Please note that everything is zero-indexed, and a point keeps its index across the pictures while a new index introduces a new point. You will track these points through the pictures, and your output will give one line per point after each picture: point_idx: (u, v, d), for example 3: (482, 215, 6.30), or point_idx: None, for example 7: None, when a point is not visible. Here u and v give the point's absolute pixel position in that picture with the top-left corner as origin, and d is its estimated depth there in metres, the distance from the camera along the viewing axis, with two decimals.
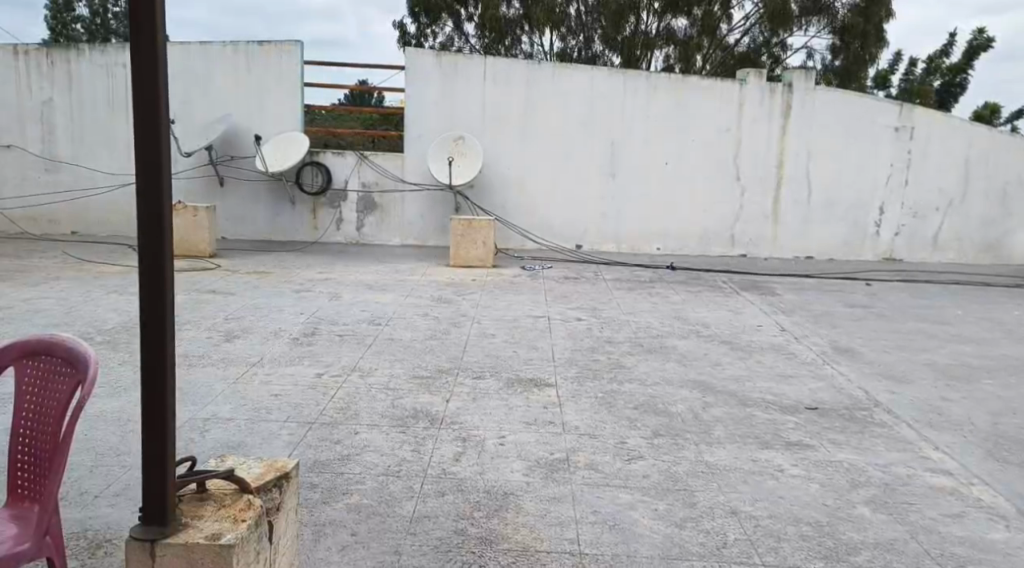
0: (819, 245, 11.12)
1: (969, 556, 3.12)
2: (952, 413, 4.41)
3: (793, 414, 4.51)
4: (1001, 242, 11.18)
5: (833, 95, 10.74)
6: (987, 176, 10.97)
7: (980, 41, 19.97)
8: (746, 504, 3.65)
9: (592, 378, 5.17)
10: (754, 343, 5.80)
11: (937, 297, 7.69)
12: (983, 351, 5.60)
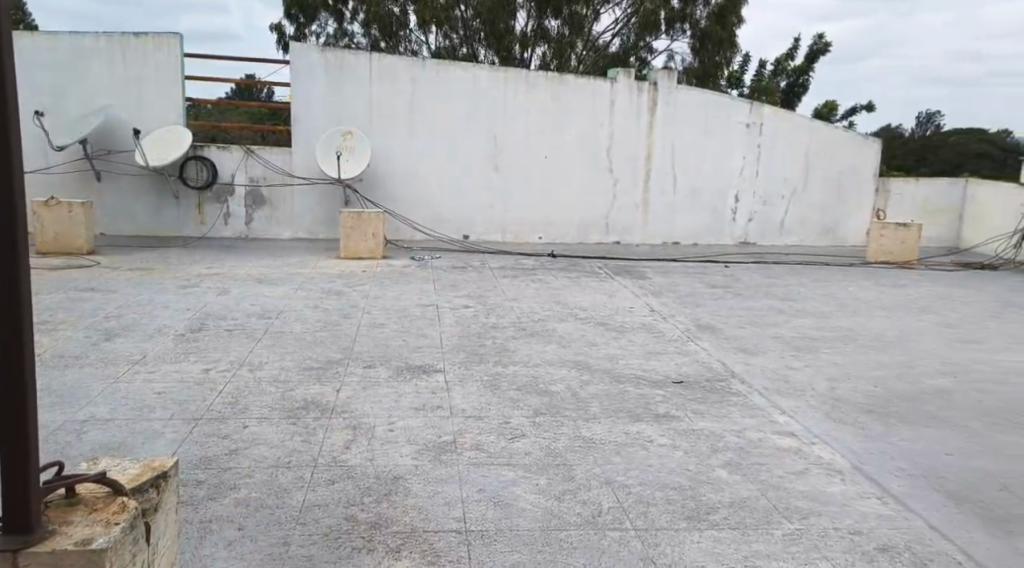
0: (685, 230, 11.83)
1: (810, 509, 3.48)
2: (797, 380, 4.85)
3: (662, 387, 4.84)
4: (838, 227, 12.20)
5: (694, 93, 11.42)
6: (827, 167, 11.94)
7: (818, 44, 21.22)
8: (620, 475, 3.90)
9: (479, 362, 5.35)
10: (628, 323, 6.15)
11: (792, 276, 8.34)
12: (823, 323, 6.17)
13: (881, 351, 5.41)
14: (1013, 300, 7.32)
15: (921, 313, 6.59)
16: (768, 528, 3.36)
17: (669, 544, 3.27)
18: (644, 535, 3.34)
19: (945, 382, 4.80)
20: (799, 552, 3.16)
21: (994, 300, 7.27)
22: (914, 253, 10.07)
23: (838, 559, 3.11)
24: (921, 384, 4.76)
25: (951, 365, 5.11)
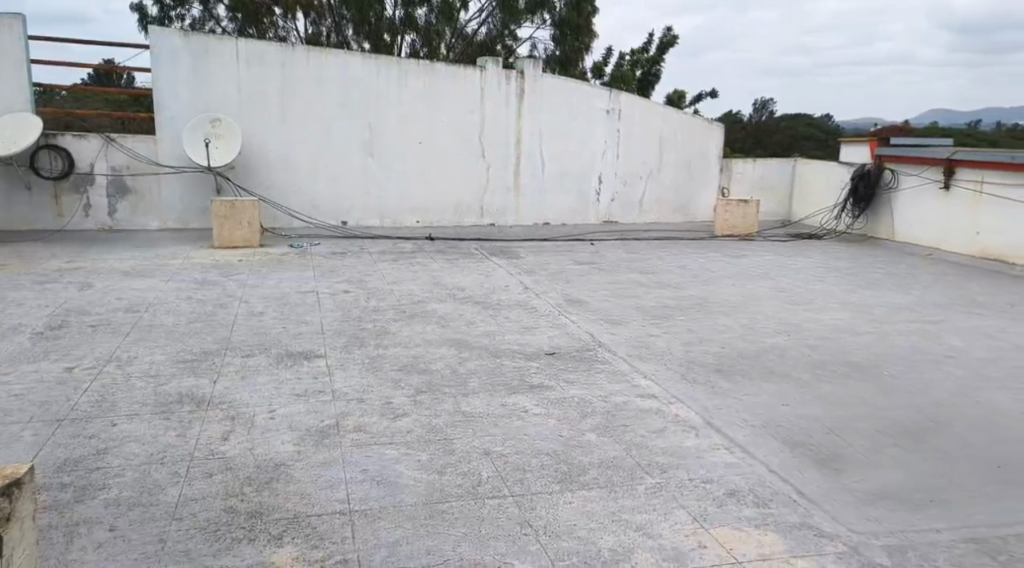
0: (554, 210, 12.37)
1: (668, 463, 3.80)
2: (656, 346, 5.24)
3: (535, 359, 5.10)
4: (689, 204, 13.37)
5: (559, 81, 11.90)
6: (675, 149, 13.00)
7: (665, 39, 22.10)
8: (497, 445, 4.10)
9: (360, 345, 5.41)
10: (503, 301, 6.38)
11: (654, 251, 8.87)
12: (678, 293, 6.63)
13: (729, 316, 5.91)
14: (842, 265, 8.14)
15: (761, 280, 7.21)
16: (633, 484, 3.65)
17: (543, 506, 3.48)
18: (521, 500, 3.53)
19: (782, 340, 5.32)
20: (658, 503, 3.47)
21: (827, 266, 8.05)
22: (752, 227, 11.01)
23: (694, 507, 3.42)
24: (762, 343, 5.25)
25: (786, 325, 5.66)
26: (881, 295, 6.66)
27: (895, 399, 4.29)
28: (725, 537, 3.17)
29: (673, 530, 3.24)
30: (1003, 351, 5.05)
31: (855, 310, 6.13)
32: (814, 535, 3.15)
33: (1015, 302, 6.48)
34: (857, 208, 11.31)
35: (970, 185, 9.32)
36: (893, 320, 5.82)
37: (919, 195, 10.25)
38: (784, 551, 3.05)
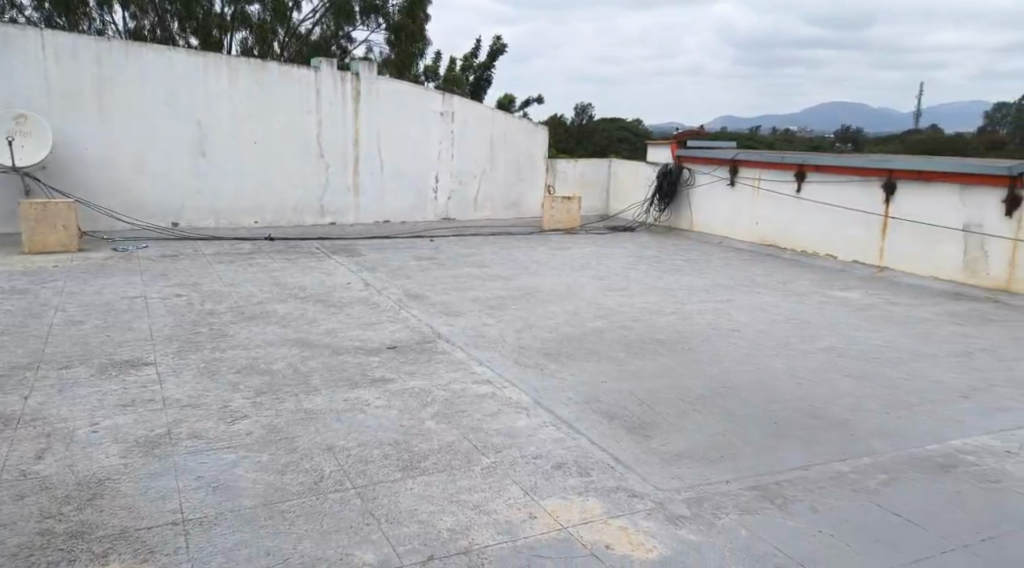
0: (394, 209, 12.49)
1: (502, 443, 3.88)
2: (490, 334, 5.55)
3: (377, 354, 5.18)
4: (520, 200, 13.95)
5: (394, 84, 12.04)
6: (506, 150, 13.56)
7: (497, 45, 22.73)
8: (339, 439, 3.87)
9: (194, 350, 5.21)
10: (344, 298, 6.43)
11: (490, 246, 9.22)
12: (512, 285, 7.00)
13: (557, 304, 6.35)
14: (656, 255, 8.92)
15: (584, 270, 7.77)
16: (470, 466, 3.63)
17: (385, 495, 3.31)
18: (363, 491, 3.34)
19: (602, 324, 5.82)
20: (494, 481, 3.48)
21: (642, 255, 8.79)
22: (576, 220, 11.73)
23: (525, 481, 3.49)
24: (584, 327, 5.72)
25: (606, 310, 6.19)
26: (684, 280, 7.39)
27: (691, 369, 4.88)
28: (553, 507, 3.24)
29: (507, 507, 3.24)
30: (778, 323, 5.82)
31: (663, 294, 6.76)
32: (627, 496, 3.36)
33: (790, 281, 7.43)
34: (663, 203, 12.32)
35: (749, 182, 10.52)
36: (696, 302, 6.49)
37: (712, 192, 11.37)
38: (602, 513, 3.21)
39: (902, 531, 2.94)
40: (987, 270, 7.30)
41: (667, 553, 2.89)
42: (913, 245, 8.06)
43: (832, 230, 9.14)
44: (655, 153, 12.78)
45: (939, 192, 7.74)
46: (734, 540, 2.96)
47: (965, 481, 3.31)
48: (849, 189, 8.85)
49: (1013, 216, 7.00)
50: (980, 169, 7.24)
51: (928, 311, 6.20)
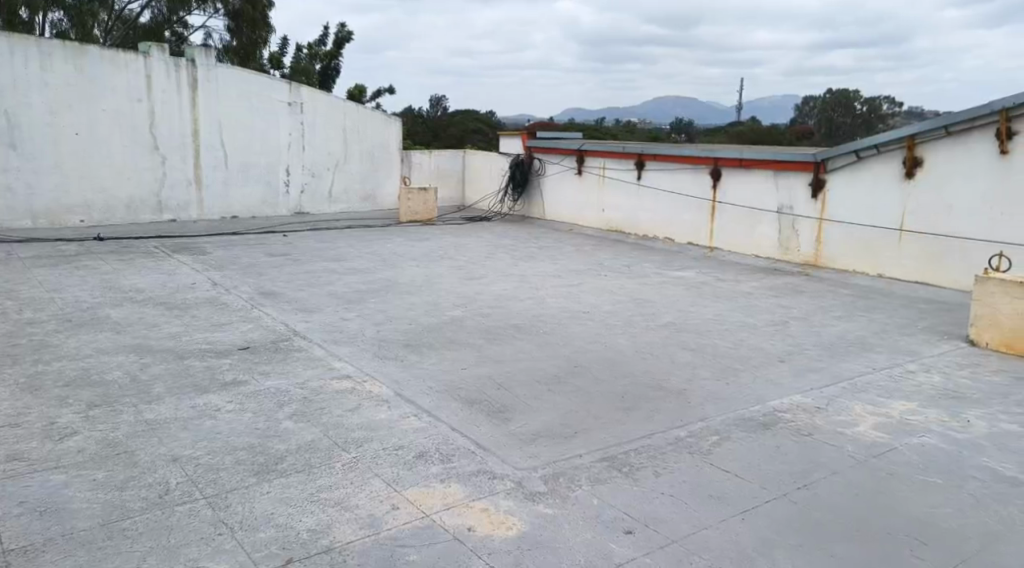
0: (241, 204, 11.90)
1: (363, 437, 3.83)
2: (349, 329, 5.46)
3: (227, 356, 4.94)
4: (375, 192, 13.73)
5: (234, 72, 11.43)
6: (359, 141, 13.28)
7: (344, 33, 22.21)
8: (188, 449, 3.67)
9: (12, 364, 4.71)
10: (188, 300, 6.07)
11: (343, 240, 9.03)
12: (369, 278, 6.93)
13: (415, 295, 6.36)
14: (512, 243, 9.13)
15: (442, 260, 7.80)
16: (329, 463, 3.57)
17: (240, 502, 3.19)
18: (215, 500, 3.20)
19: (460, 312, 5.91)
20: (355, 476, 3.45)
21: (496, 244, 8.97)
22: (432, 211, 11.75)
23: (387, 474, 3.48)
24: (442, 317, 5.79)
25: (462, 299, 6.29)
26: (536, 266, 7.63)
27: (546, 350, 5.10)
28: (415, 496, 3.28)
29: (369, 500, 3.23)
30: (625, 304, 6.16)
31: (516, 280, 6.96)
32: (488, 478, 3.45)
33: (633, 264, 7.87)
34: (515, 192, 12.62)
35: (596, 171, 10.98)
36: (550, 287, 6.74)
37: (561, 180, 11.78)
38: (463, 498, 3.27)
39: (732, 487, 3.23)
40: (796, 247, 8.13)
41: (527, 529, 3.00)
42: (737, 226, 8.80)
43: (668, 214, 9.78)
44: (506, 144, 13.02)
45: (756, 178, 8.49)
46: (588, 510, 3.13)
47: (784, 436, 3.69)
48: (681, 175, 9.50)
49: (818, 198, 7.83)
50: (791, 156, 8.00)
51: (752, 286, 6.82)
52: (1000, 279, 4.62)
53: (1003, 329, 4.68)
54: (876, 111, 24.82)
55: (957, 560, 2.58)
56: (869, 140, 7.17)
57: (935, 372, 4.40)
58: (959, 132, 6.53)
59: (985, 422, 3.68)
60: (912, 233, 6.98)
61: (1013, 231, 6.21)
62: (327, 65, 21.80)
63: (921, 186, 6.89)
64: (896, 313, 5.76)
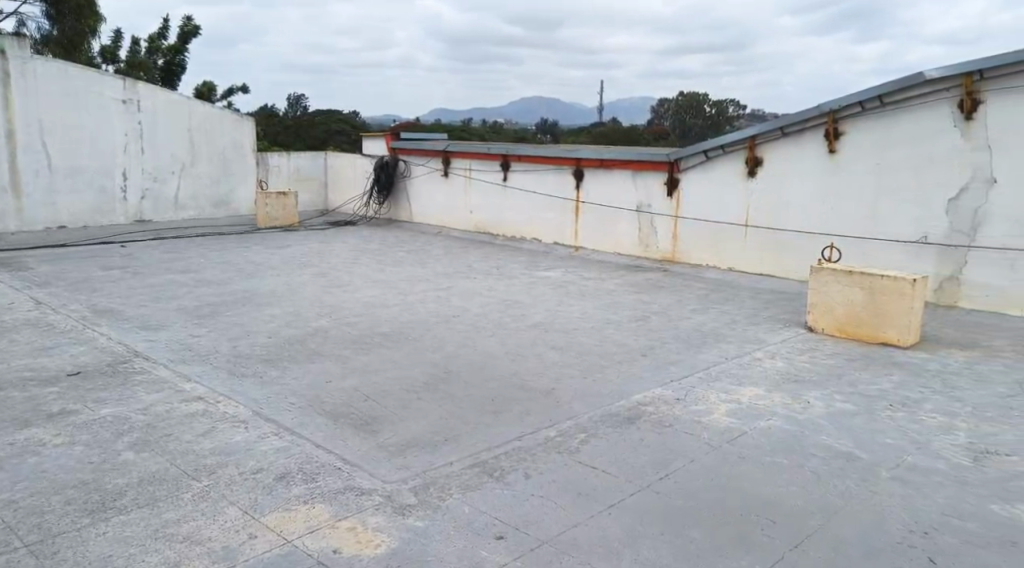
0: (70, 212, 10.84)
1: (217, 462, 3.54)
2: (200, 346, 5.09)
3: (55, 384, 4.44)
4: (228, 197, 13.00)
5: (55, 65, 10.41)
6: (208, 142, 12.52)
7: (189, 26, 20.86)
8: (5, 493, 3.24)
9: None
10: (7, 322, 5.42)
11: (195, 249, 8.46)
12: (223, 290, 6.50)
13: (274, 306, 6.04)
14: (378, 247, 8.91)
15: (303, 268, 7.48)
16: (177, 495, 3.26)
17: (70, 547, 2.85)
18: (39, 548, 2.84)
19: (324, 322, 5.67)
20: (207, 506, 3.17)
21: (362, 249, 8.72)
22: (294, 216, 11.28)
23: (244, 500, 3.22)
24: (305, 328, 5.53)
25: (326, 308, 6.04)
26: (405, 270, 7.49)
27: (414, 357, 4.99)
28: (274, 520, 3.06)
29: (223, 531, 2.98)
30: (493, 306, 6.16)
31: (383, 286, 6.78)
32: (355, 495, 3.28)
33: (501, 265, 7.91)
34: (381, 195, 12.37)
35: (462, 172, 10.95)
36: (417, 291, 6.62)
37: (428, 181, 11.66)
38: (329, 518, 3.09)
39: (600, 483, 3.27)
40: (655, 243, 8.49)
41: (396, 545, 2.87)
42: (600, 225, 9.07)
43: (534, 214, 9.92)
44: (371, 145, 12.73)
45: (616, 177, 8.77)
46: (459, 519, 3.04)
47: (646, 428, 3.79)
48: (546, 176, 9.66)
49: (672, 196, 8.21)
50: (646, 156, 8.33)
51: (615, 283, 7.03)
52: (836, 267, 5.04)
53: (837, 315, 5.08)
54: (723, 113, 26.61)
55: (802, 534, 2.72)
56: (717, 140, 7.59)
57: (778, 358, 4.71)
58: (794, 133, 7.05)
59: (823, 402, 3.96)
60: (758, 227, 7.46)
61: (842, 224, 6.79)
62: (170, 60, 20.36)
63: (764, 183, 7.38)
64: (744, 304, 6.13)
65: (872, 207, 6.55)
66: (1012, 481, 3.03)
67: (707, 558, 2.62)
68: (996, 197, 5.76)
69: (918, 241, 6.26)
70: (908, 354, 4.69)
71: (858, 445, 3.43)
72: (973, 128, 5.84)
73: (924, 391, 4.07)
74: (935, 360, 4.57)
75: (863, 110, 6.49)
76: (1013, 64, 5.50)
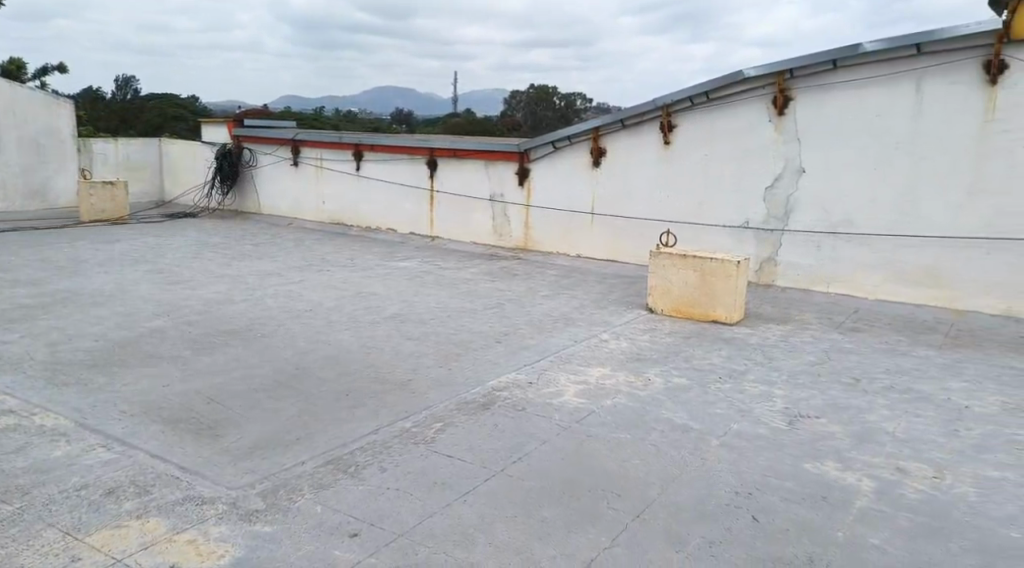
0: None
1: (32, 481, 3.19)
2: (11, 354, 4.55)
3: None
4: (45, 187, 11.77)
5: None
6: (17, 126, 11.23)
7: None
8: None
9: None
10: None
11: (6, 246, 7.56)
12: (40, 290, 5.87)
13: (101, 307, 5.53)
14: (222, 241, 8.41)
15: (136, 264, 6.91)
16: None
17: None
18: None
19: (160, 322, 5.28)
20: (19, 531, 2.84)
21: (204, 243, 8.19)
22: (125, 208, 10.42)
23: (65, 520, 2.93)
24: (139, 328, 5.11)
25: (163, 306, 5.62)
26: (252, 265, 7.12)
27: (262, 355, 4.76)
28: (100, 540, 2.80)
29: (40, 556, 2.69)
30: (347, 299, 6.01)
31: (228, 282, 6.41)
32: (195, 505, 3.07)
33: (355, 256, 7.72)
34: (225, 186, 11.67)
35: (312, 162, 10.56)
36: (265, 286, 6.32)
37: (276, 171, 11.15)
38: (166, 531, 2.86)
39: (454, 471, 3.28)
40: (509, 232, 8.64)
41: (241, 553, 2.72)
42: (455, 215, 9.09)
43: (389, 205, 9.77)
44: (212, 133, 11.98)
45: (470, 167, 8.81)
46: (309, 520, 2.93)
47: (500, 414, 3.86)
48: (399, 165, 9.52)
49: (524, 186, 8.37)
50: (497, 146, 8.43)
51: (471, 272, 7.08)
52: (671, 253, 5.35)
53: (674, 297, 5.41)
54: (572, 107, 27.65)
55: (644, 505, 2.88)
56: (564, 132, 7.81)
57: (623, 339, 4.95)
58: (632, 125, 7.40)
59: (662, 379, 4.21)
60: (602, 216, 7.79)
61: (679, 211, 7.22)
62: None
63: (607, 173, 7.70)
64: (593, 289, 6.38)
65: (702, 196, 7.03)
66: (820, 440, 3.37)
67: (558, 535, 2.70)
68: (805, 186, 6.40)
69: (741, 226, 6.82)
70: (736, 330, 5.09)
71: (693, 417, 3.68)
72: (786, 123, 6.42)
73: (749, 363, 4.44)
74: (758, 335, 4.99)
75: (692, 105, 6.93)
76: (817, 64, 6.10)
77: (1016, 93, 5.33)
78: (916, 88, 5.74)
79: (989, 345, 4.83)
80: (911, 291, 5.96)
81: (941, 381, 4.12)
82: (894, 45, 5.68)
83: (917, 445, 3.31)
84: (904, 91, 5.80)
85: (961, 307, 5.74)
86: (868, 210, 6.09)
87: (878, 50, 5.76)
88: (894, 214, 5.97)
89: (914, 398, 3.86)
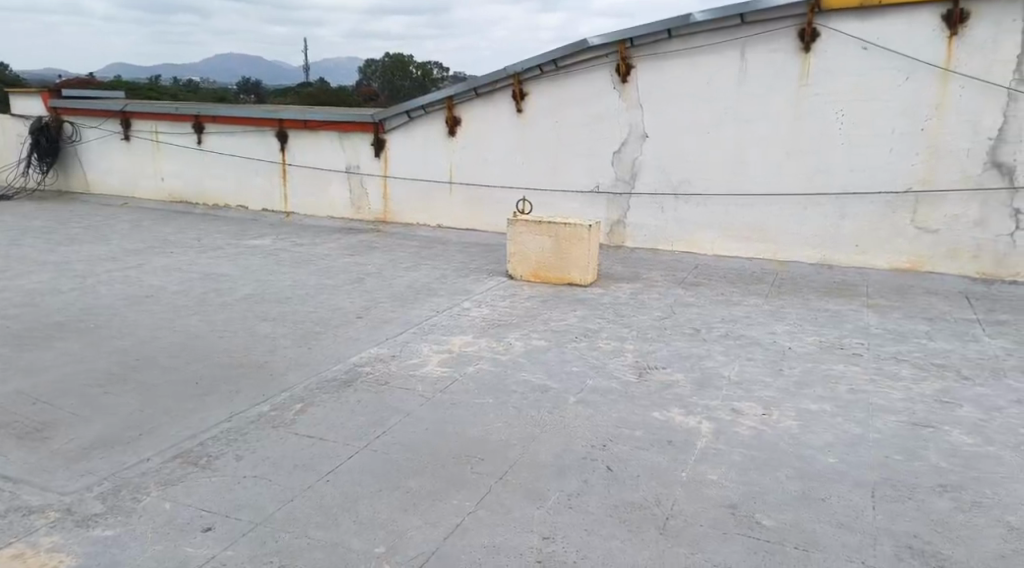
0: None
1: None
2: None
3: None
4: None
5: None
6: None
7: None
8: None
9: None
10: None
11: None
12: None
13: None
14: (45, 225, 7.60)
15: None
16: None
17: None
18: None
19: None
20: None
21: (23, 228, 7.36)
22: None
23: None
24: None
25: None
26: (81, 250, 6.48)
27: (97, 347, 4.37)
28: None
29: None
30: (193, 281, 5.63)
31: (53, 270, 5.81)
32: (22, 516, 2.78)
33: (201, 236, 7.25)
34: (45, 164, 10.52)
35: (146, 136, 9.73)
36: (97, 272, 5.79)
37: (104, 147, 10.17)
38: None
39: (313, 451, 3.19)
40: (367, 205, 8.43)
41: (79, 562, 2.50)
42: (309, 189, 8.74)
43: (238, 180, 9.22)
44: (23, 105, 10.71)
45: (323, 139, 8.46)
46: (157, 518, 2.74)
47: (362, 389, 3.78)
48: (245, 138, 8.98)
49: (379, 157, 8.17)
50: (349, 117, 8.15)
51: (329, 247, 6.85)
52: (527, 220, 5.42)
53: (533, 263, 5.52)
54: (427, 77, 27.36)
55: (505, 466, 2.94)
56: (417, 101, 7.67)
57: (484, 306, 4.99)
58: (485, 94, 7.39)
59: (521, 342, 4.30)
60: (460, 185, 7.78)
61: (534, 178, 7.34)
62: None
63: (462, 142, 7.66)
64: (453, 259, 6.38)
65: (556, 163, 7.18)
66: (667, 389, 3.58)
67: (423, 504, 2.71)
68: (649, 150, 6.69)
69: (592, 190, 7.04)
70: (590, 291, 5.29)
71: (551, 377, 3.78)
72: (629, 90, 6.66)
73: (602, 321, 4.63)
74: (611, 295, 5.21)
75: (542, 73, 7.02)
76: (653, 33, 6.35)
77: (825, 60, 5.83)
78: (742, 55, 6.13)
79: (809, 291, 5.33)
80: (744, 246, 6.47)
81: (769, 325, 4.50)
82: (721, 14, 6.01)
83: (749, 386, 3.60)
84: (732, 58, 6.17)
85: (782, 257, 6.33)
86: (704, 172, 6.49)
87: (707, 20, 6.08)
88: (727, 175, 6.40)
89: (746, 343, 4.20)
